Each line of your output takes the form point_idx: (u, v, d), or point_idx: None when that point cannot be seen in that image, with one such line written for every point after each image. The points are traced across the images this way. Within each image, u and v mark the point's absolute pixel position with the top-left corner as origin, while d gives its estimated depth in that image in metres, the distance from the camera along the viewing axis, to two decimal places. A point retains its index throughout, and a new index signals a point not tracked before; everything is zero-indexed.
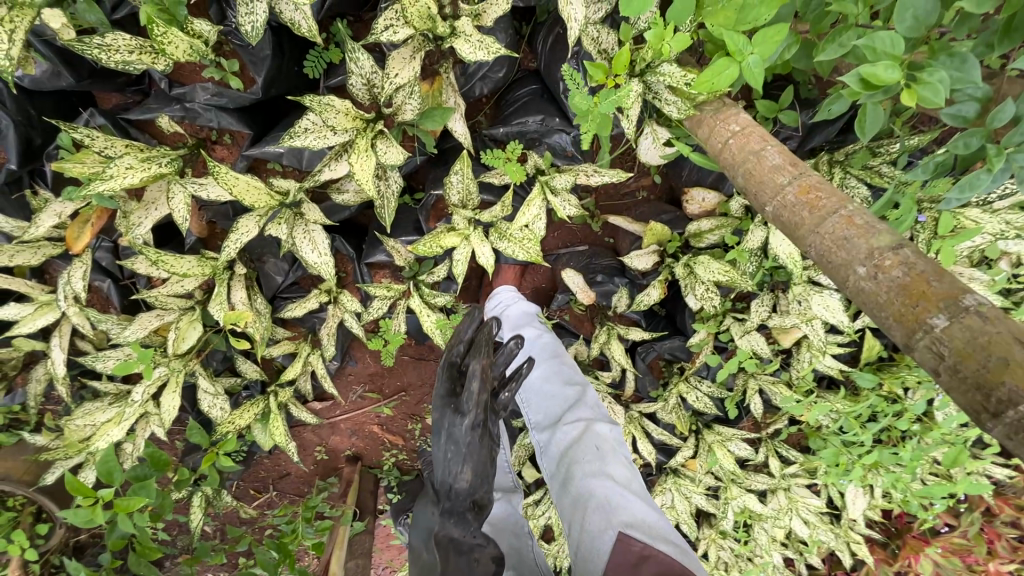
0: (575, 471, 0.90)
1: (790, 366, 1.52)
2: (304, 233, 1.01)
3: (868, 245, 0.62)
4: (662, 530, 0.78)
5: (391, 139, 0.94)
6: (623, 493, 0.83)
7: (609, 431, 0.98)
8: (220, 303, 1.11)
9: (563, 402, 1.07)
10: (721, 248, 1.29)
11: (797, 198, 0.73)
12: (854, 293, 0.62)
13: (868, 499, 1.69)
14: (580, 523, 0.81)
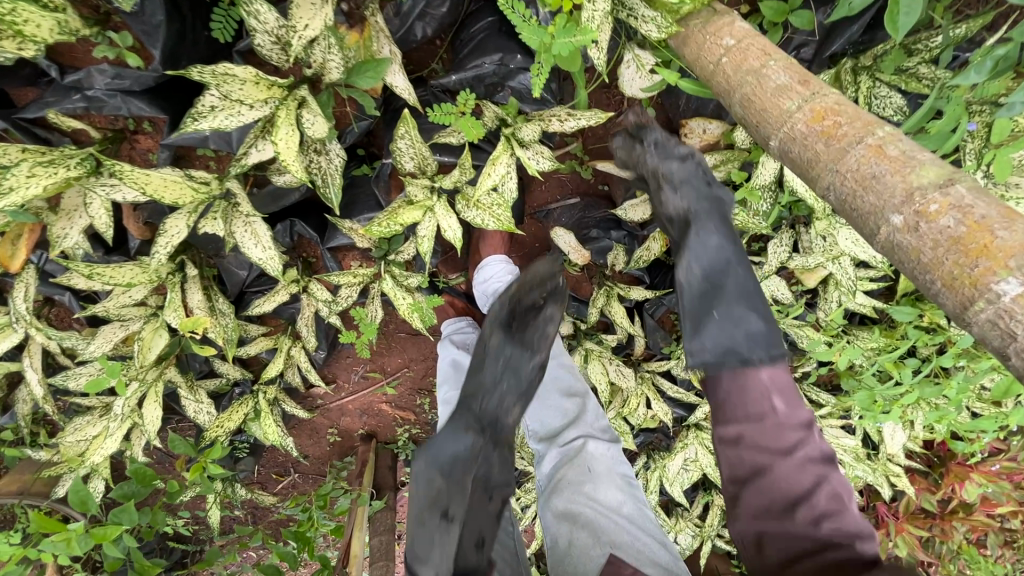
0: (561, 487, 0.88)
1: (817, 306, 1.40)
2: (245, 224, 0.89)
3: (904, 185, 0.47)
4: (653, 552, 0.76)
5: (316, 108, 0.80)
6: (613, 517, 0.81)
7: (604, 450, 0.94)
8: (175, 309, 1.02)
9: (561, 416, 1.01)
10: (729, 187, 1.12)
11: (808, 128, 0.56)
12: (887, 250, 0.48)
13: (908, 432, 1.57)
14: (567, 536, 0.81)
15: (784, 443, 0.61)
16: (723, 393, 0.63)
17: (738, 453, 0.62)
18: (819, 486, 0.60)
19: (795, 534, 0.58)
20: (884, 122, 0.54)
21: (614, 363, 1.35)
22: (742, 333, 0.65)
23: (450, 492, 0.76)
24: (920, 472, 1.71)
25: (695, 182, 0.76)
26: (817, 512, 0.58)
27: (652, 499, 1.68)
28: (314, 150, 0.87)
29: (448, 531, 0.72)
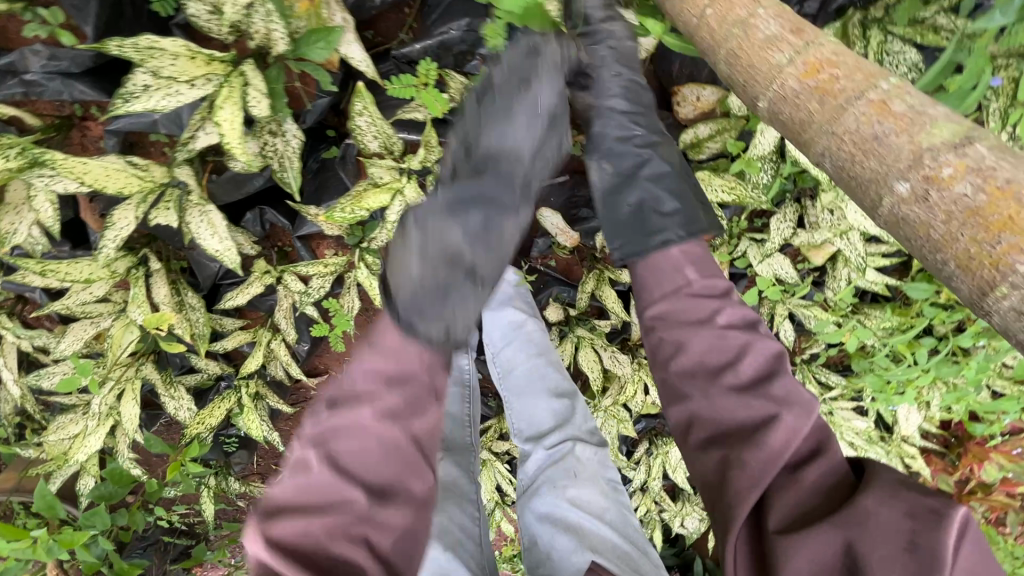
0: (544, 488, 0.83)
1: (824, 285, 1.31)
2: (201, 214, 0.83)
3: (912, 145, 0.39)
4: (637, 560, 0.72)
5: (260, 81, 0.73)
6: (596, 522, 0.76)
7: (590, 453, 0.90)
8: (139, 305, 0.97)
9: (547, 417, 0.95)
10: (726, 159, 1.03)
11: (800, 84, 0.48)
12: (890, 225, 0.40)
13: (925, 413, 1.48)
14: (548, 539, 0.77)
15: (700, 315, 0.66)
16: (642, 278, 0.71)
17: (658, 335, 0.68)
18: (743, 355, 0.62)
19: (724, 404, 0.60)
20: (890, 74, 0.46)
21: (608, 350, 1.28)
22: (652, 217, 0.72)
23: (492, 263, 0.60)
24: (937, 454, 1.63)
25: (621, 68, 0.76)
26: (745, 380, 0.61)
27: (654, 486, 1.63)
28: (269, 132, 0.81)
29: (481, 298, 0.59)
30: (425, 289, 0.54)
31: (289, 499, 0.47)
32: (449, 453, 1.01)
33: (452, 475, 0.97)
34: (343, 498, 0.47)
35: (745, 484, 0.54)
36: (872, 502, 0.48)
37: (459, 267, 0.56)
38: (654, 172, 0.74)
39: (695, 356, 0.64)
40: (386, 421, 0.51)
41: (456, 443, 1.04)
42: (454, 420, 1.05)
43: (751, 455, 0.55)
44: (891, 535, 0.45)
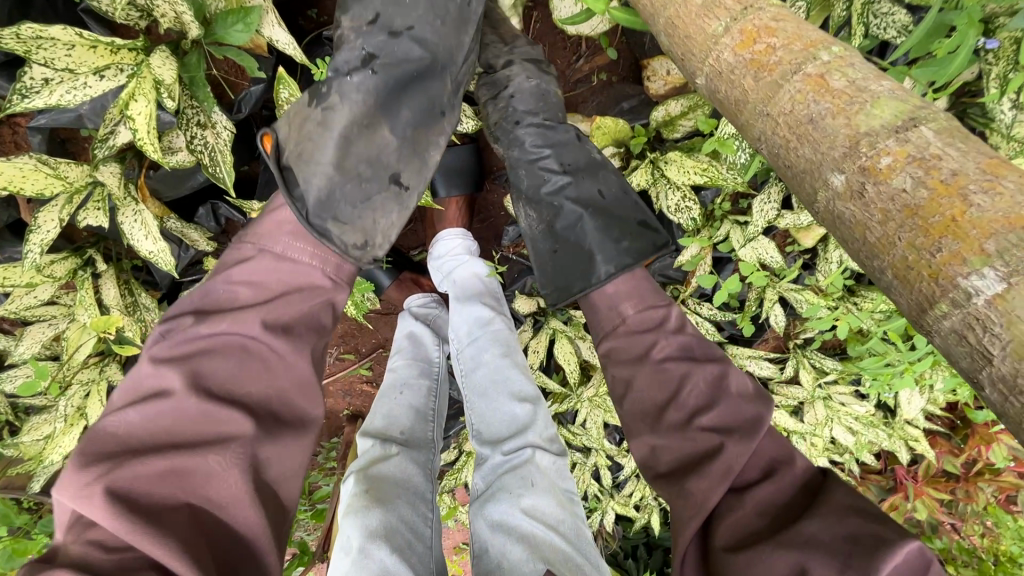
0: (499, 496, 0.83)
1: (817, 267, 1.24)
2: (133, 214, 0.79)
3: (848, 128, 0.33)
4: (584, 571, 0.75)
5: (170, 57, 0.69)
6: (548, 534, 0.77)
7: (550, 462, 0.87)
8: (87, 308, 0.94)
9: (508, 422, 0.92)
10: (701, 138, 0.96)
11: (734, 57, 0.42)
12: (826, 223, 0.34)
13: (927, 396, 1.41)
14: (500, 548, 0.77)
15: (643, 348, 0.71)
16: (589, 316, 0.80)
17: (611, 370, 0.73)
18: (687, 384, 0.66)
19: (669, 439, 0.64)
20: (835, 42, 0.39)
21: (585, 342, 1.22)
22: (573, 264, 0.84)
23: (410, 165, 0.74)
24: (943, 437, 1.56)
25: (535, 116, 0.85)
26: (686, 414, 0.64)
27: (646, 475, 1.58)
28: (196, 124, 0.76)
29: (398, 198, 0.73)
30: (342, 180, 0.68)
31: (160, 417, 0.53)
32: (405, 449, 0.98)
33: (406, 472, 0.94)
34: (217, 412, 0.54)
35: (692, 509, 0.58)
36: (814, 527, 0.52)
37: (376, 166, 0.71)
38: (572, 220, 0.85)
39: (639, 392, 0.69)
40: (267, 345, 0.59)
41: (415, 438, 1.02)
42: (418, 418, 1.05)
43: (699, 484, 0.59)
44: (828, 554, 0.50)
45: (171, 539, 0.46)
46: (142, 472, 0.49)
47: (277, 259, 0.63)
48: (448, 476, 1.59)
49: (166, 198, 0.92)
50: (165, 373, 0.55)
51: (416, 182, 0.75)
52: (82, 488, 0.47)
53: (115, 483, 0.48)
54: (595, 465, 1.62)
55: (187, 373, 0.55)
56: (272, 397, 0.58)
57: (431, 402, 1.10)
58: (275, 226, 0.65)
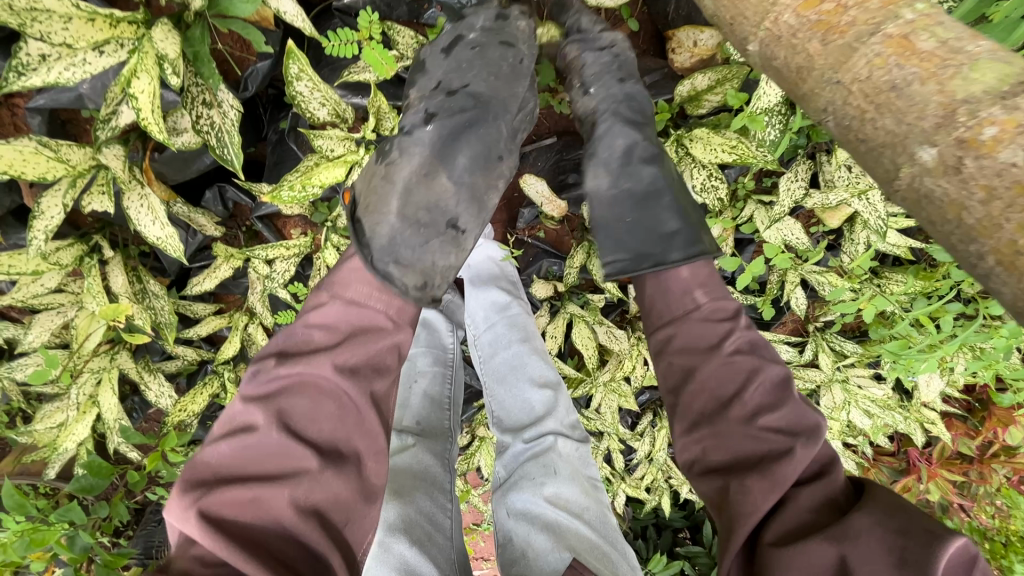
0: (521, 485, 0.82)
1: (841, 249, 1.20)
2: (139, 198, 0.76)
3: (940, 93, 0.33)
4: (612, 560, 0.73)
5: (172, 31, 0.66)
6: (572, 521, 0.76)
7: (572, 449, 0.86)
8: (95, 295, 0.91)
9: (529, 409, 0.91)
10: (729, 113, 0.92)
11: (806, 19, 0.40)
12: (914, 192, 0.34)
13: (947, 378, 1.39)
14: (524, 536, 0.77)
15: (709, 342, 0.68)
16: (647, 294, 0.74)
17: (667, 359, 0.71)
18: (751, 381, 0.64)
19: (726, 431, 0.62)
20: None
21: (602, 326, 1.20)
22: (634, 239, 0.74)
23: (471, 210, 0.69)
24: (959, 419, 1.53)
25: (624, 96, 0.77)
26: (750, 411, 0.62)
27: (659, 459, 1.56)
28: (202, 103, 0.73)
29: (458, 243, 0.68)
30: (404, 224, 0.63)
31: (247, 450, 0.52)
32: (421, 439, 0.96)
33: (423, 462, 0.92)
34: (298, 449, 0.52)
35: (743, 509, 0.56)
36: (865, 522, 0.50)
37: (434, 212, 0.66)
38: (640, 197, 0.75)
39: (698, 385, 0.66)
40: (340, 388, 0.56)
41: (430, 427, 1.00)
42: (433, 405, 1.03)
43: (754, 481, 0.57)
44: (881, 551, 0.48)
45: (255, 569, 0.45)
46: (230, 499, 0.49)
47: (348, 304, 0.61)
48: (460, 460, 1.58)
49: (173, 182, 0.89)
50: (251, 408, 0.55)
51: (476, 229, 0.70)
52: (180, 515, 0.48)
53: (206, 509, 0.47)
54: (608, 448, 1.61)
55: (271, 410, 0.54)
56: (351, 441, 0.56)
57: (446, 389, 1.07)
58: (349, 275, 0.63)
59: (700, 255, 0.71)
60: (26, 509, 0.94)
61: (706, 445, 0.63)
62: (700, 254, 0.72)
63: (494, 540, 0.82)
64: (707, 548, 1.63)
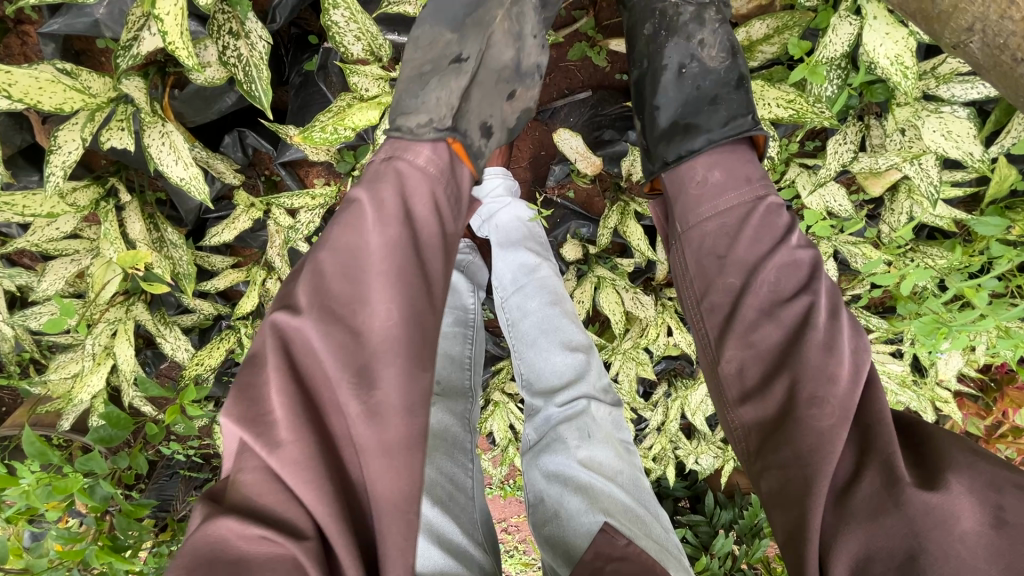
0: (553, 448, 0.81)
1: (879, 220, 1.17)
2: (160, 135, 0.72)
3: None
4: (646, 522, 0.72)
5: None
6: (606, 484, 0.74)
7: (605, 413, 0.84)
8: (112, 242, 0.87)
9: (559, 372, 0.88)
10: (783, 66, 0.86)
11: None
12: None
13: (967, 355, 1.37)
14: (557, 498, 0.75)
15: (772, 236, 0.64)
16: (701, 173, 0.70)
17: (721, 256, 0.66)
18: (814, 278, 0.61)
19: (790, 325, 0.59)
20: None
21: (629, 292, 1.16)
22: (709, 118, 0.74)
23: (473, 41, 0.69)
24: (970, 397, 1.52)
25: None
26: (819, 306, 0.58)
27: (671, 429, 1.55)
28: (229, 32, 0.68)
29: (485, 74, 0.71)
30: (427, 75, 0.67)
31: (312, 350, 0.51)
32: (441, 399, 0.93)
33: (445, 422, 0.90)
34: (338, 339, 0.52)
35: (812, 438, 0.52)
36: (953, 476, 0.48)
37: (437, 58, 0.68)
38: (730, 80, 0.76)
39: (763, 283, 0.62)
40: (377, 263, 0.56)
41: (451, 386, 0.97)
42: (454, 364, 1.00)
43: (827, 392, 0.53)
44: (978, 508, 0.46)
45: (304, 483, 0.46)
46: (298, 409, 0.49)
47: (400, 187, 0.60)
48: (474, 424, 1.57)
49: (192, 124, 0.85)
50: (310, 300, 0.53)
51: (501, 55, 0.72)
52: (256, 419, 0.48)
53: (276, 420, 0.48)
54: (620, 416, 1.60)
55: (311, 298, 0.53)
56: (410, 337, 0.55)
57: (467, 350, 1.04)
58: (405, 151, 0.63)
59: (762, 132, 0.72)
60: (47, 457, 0.92)
61: (767, 343, 0.60)
62: (756, 128, 0.72)
63: (525, 500, 0.82)
64: (711, 517, 1.64)
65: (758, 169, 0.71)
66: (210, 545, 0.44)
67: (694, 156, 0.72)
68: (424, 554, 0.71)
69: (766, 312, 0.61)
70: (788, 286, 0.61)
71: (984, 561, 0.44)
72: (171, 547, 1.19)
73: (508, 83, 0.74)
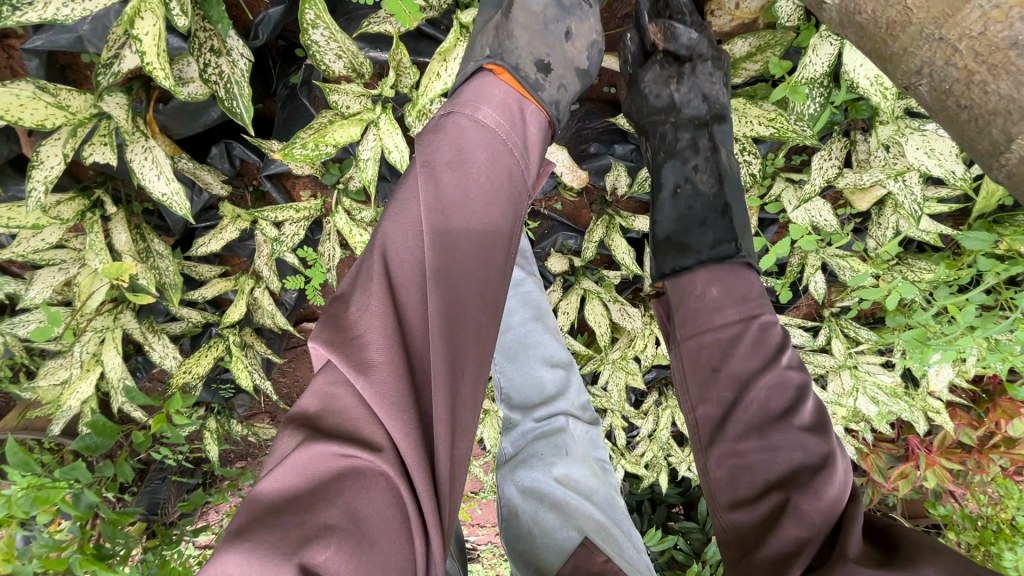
0: (530, 463, 0.81)
1: (867, 233, 1.17)
2: (142, 150, 0.72)
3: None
4: (617, 541, 0.72)
5: None
6: (581, 502, 0.75)
7: (583, 431, 0.87)
8: (97, 252, 0.88)
9: (540, 387, 0.90)
10: (767, 83, 0.87)
11: None
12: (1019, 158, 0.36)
13: (958, 367, 1.36)
14: (531, 515, 0.75)
15: (765, 354, 0.63)
16: (695, 290, 0.71)
17: (715, 370, 0.65)
18: (804, 397, 0.61)
19: (777, 444, 0.58)
20: None
21: (617, 303, 1.17)
22: (699, 239, 0.76)
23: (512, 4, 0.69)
24: (963, 408, 1.50)
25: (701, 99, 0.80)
26: (804, 428, 0.58)
27: (662, 438, 1.55)
28: (210, 51, 0.68)
29: (529, 17, 0.69)
30: (471, 38, 0.70)
31: (400, 273, 0.49)
32: None
33: None
34: (415, 280, 0.49)
35: (792, 545, 0.52)
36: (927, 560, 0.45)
37: (484, 31, 0.69)
38: (719, 204, 0.78)
39: (753, 400, 0.61)
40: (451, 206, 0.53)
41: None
42: None
43: (810, 505, 0.53)
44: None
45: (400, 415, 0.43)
46: (390, 328, 0.46)
47: (477, 124, 0.58)
48: (464, 431, 1.57)
49: (178, 136, 0.85)
50: (395, 228, 0.51)
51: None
52: (344, 340, 0.45)
53: (367, 338, 0.45)
54: (611, 425, 1.60)
55: (392, 239, 0.50)
56: (481, 279, 0.53)
57: None
58: (479, 93, 0.61)
59: (748, 261, 0.71)
60: (30, 465, 0.93)
61: (755, 455, 0.59)
62: (740, 255, 0.72)
63: (497, 516, 0.81)
64: (702, 525, 1.64)
65: (757, 288, 0.69)
66: (294, 469, 0.42)
67: (686, 273, 0.73)
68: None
69: (755, 425, 0.60)
70: (777, 405, 0.60)
71: None
72: (157, 555, 1.19)
73: (558, 23, 0.70)
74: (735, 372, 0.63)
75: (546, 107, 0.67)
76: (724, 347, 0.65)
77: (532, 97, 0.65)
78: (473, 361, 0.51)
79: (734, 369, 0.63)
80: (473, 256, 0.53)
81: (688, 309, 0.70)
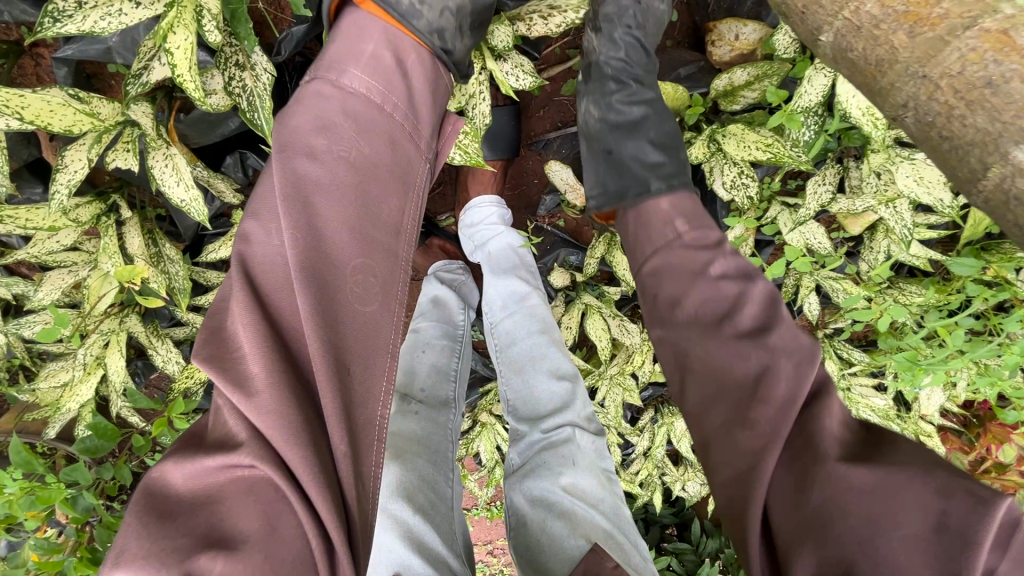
0: (538, 473, 0.83)
1: (859, 257, 1.21)
2: (164, 158, 0.75)
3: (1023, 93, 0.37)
4: (625, 548, 0.73)
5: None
6: (589, 511, 0.76)
7: (590, 442, 0.87)
8: (111, 255, 0.90)
9: (545, 400, 0.91)
10: (765, 111, 0.91)
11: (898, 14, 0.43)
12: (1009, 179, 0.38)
13: (949, 392, 1.38)
14: (540, 523, 0.77)
15: (698, 268, 0.65)
16: (628, 225, 0.77)
17: (650, 291, 0.70)
18: (741, 306, 0.61)
19: (715, 350, 0.60)
20: None
21: (616, 319, 1.18)
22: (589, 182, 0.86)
23: None
24: (954, 433, 1.52)
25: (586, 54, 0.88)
26: (742, 332, 0.59)
27: (657, 455, 1.55)
28: (235, 65, 0.71)
29: None
30: None
31: (272, 283, 0.51)
32: (423, 409, 0.93)
33: (429, 432, 0.90)
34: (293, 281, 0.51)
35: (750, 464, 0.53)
36: (900, 479, 0.45)
37: None
38: (602, 149, 0.84)
39: (686, 315, 0.64)
40: (327, 198, 0.56)
41: (433, 396, 0.96)
42: (438, 374, 0.99)
43: (757, 414, 0.54)
44: (917, 515, 0.43)
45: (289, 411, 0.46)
46: (264, 334, 0.48)
47: (342, 95, 0.60)
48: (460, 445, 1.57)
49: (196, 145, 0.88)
50: (258, 227, 0.54)
51: None
52: (222, 357, 0.48)
53: (244, 353, 0.47)
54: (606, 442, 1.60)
55: (266, 244, 0.53)
56: (371, 267, 0.57)
57: (454, 362, 1.03)
58: (348, 50, 0.62)
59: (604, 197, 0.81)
60: (30, 466, 0.93)
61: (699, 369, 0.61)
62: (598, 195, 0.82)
63: (507, 524, 0.84)
64: (697, 546, 1.62)
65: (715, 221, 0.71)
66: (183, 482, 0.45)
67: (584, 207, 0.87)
68: (401, 560, 0.71)
69: (690, 341, 0.63)
70: (715, 311, 0.62)
71: (922, 565, 0.41)
72: None
73: None
74: (668, 289, 0.67)
75: (423, 38, 0.67)
76: (661, 272, 0.69)
77: (403, 26, 0.65)
78: (363, 356, 0.54)
79: (666, 290, 0.67)
80: (356, 244, 0.56)
81: (638, 242, 0.75)
